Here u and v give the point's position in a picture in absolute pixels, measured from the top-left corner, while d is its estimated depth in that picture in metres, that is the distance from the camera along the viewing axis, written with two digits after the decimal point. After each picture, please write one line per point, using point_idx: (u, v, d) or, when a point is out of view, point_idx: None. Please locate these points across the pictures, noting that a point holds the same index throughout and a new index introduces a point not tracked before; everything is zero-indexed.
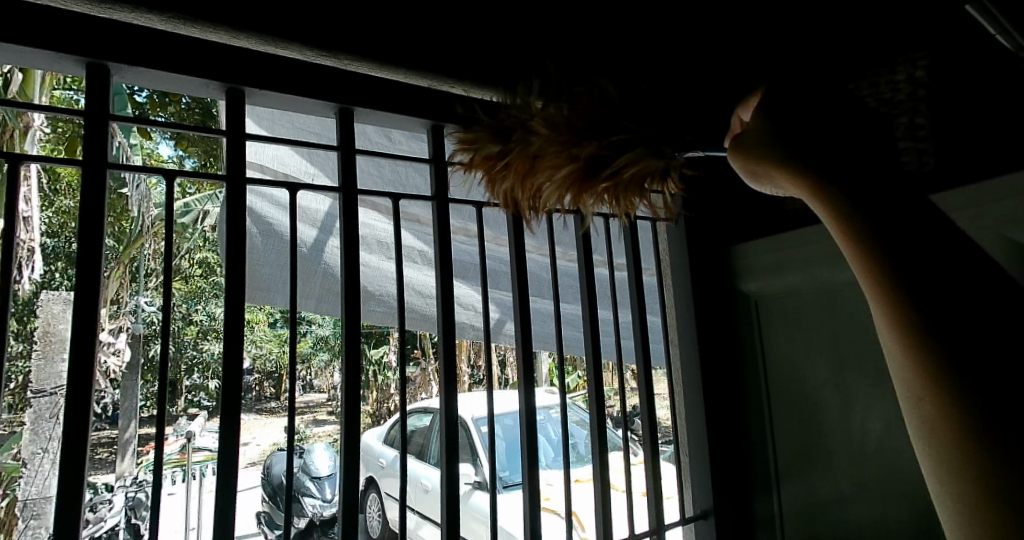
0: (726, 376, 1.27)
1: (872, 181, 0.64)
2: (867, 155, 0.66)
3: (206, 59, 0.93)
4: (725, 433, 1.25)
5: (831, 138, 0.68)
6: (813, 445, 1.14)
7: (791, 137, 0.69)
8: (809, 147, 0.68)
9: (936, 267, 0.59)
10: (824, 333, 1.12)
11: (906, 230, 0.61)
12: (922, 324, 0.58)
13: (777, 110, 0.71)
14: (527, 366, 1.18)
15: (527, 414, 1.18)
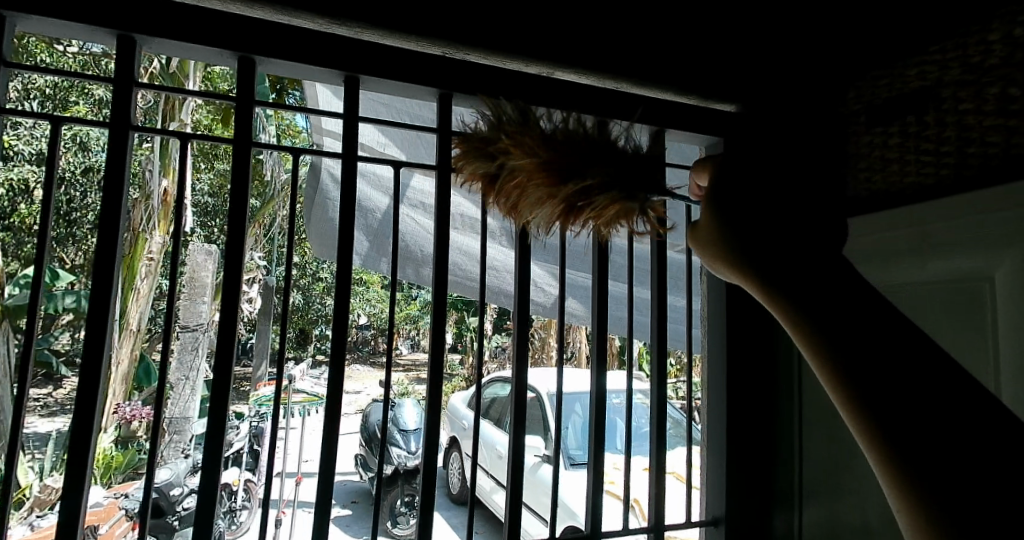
0: (756, 378, 1.24)
1: (818, 282, 0.68)
2: (812, 255, 0.70)
3: (314, 47, 1.01)
4: (748, 439, 1.23)
5: (785, 243, 0.72)
6: (840, 461, 1.10)
7: (746, 239, 0.74)
8: (751, 236, 0.74)
9: (886, 366, 0.63)
10: None
11: (852, 329, 0.65)
12: (874, 421, 0.63)
13: (729, 207, 0.77)
14: (600, 351, 1.15)
15: (598, 396, 1.15)
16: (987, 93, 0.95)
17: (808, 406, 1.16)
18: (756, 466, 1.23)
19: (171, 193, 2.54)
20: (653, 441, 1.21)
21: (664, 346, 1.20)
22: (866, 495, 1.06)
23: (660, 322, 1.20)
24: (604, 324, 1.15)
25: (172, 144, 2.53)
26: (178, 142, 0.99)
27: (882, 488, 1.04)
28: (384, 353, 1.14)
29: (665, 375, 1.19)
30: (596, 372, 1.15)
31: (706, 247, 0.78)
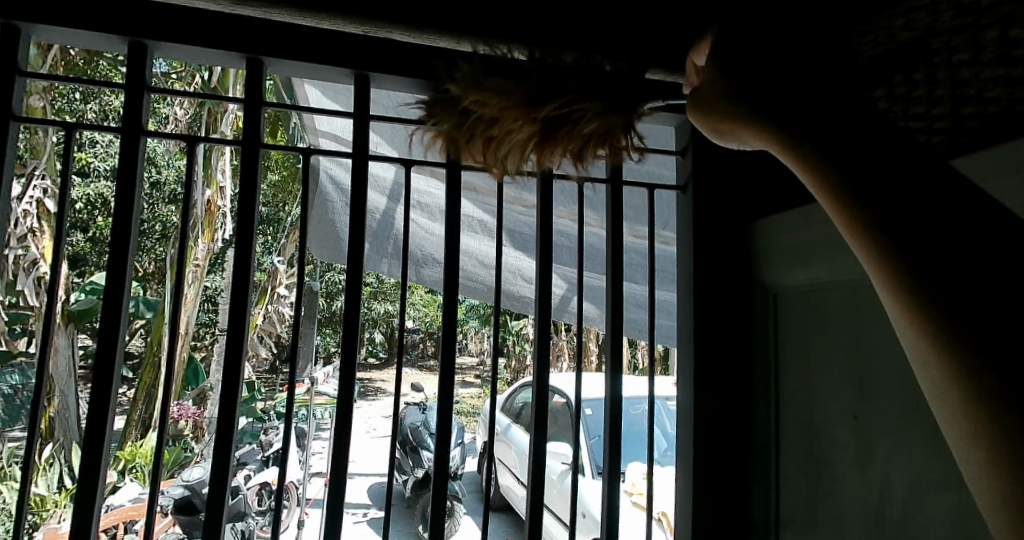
0: (731, 386, 1.11)
1: (849, 137, 0.55)
2: (844, 111, 0.57)
3: (213, 31, 0.95)
4: (719, 452, 1.10)
5: (801, 93, 0.59)
6: (822, 485, 0.97)
7: (764, 105, 0.60)
8: (762, 85, 0.61)
9: (931, 227, 0.50)
10: (846, 347, 0.94)
11: (885, 182, 0.52)
12: (927, 299, 0.49)
13: (736, 72, 0.63)
14: (542, 346, 1.08)
15: (541, 397, 1.08)
16: (987, 39, 0.72)
17: (787, 416, 1.04)
18: (729, 484, 1.11)
19: (216, 204, 2.68)
20: (606, 448, 1.14)
21: (619, 343, 1.12)
22: (842, 520, 0.94)
23: (613, 315, 1.13)
24: (546, 314, 1.07)
25: (216, 152, 2.66)
26: (64, 132, 0.97)
27: (862, 517, 0.91)
28: (290, 347, 1.15)
29: (619, 371, 1.12)
30: (537, 373, 1.07)
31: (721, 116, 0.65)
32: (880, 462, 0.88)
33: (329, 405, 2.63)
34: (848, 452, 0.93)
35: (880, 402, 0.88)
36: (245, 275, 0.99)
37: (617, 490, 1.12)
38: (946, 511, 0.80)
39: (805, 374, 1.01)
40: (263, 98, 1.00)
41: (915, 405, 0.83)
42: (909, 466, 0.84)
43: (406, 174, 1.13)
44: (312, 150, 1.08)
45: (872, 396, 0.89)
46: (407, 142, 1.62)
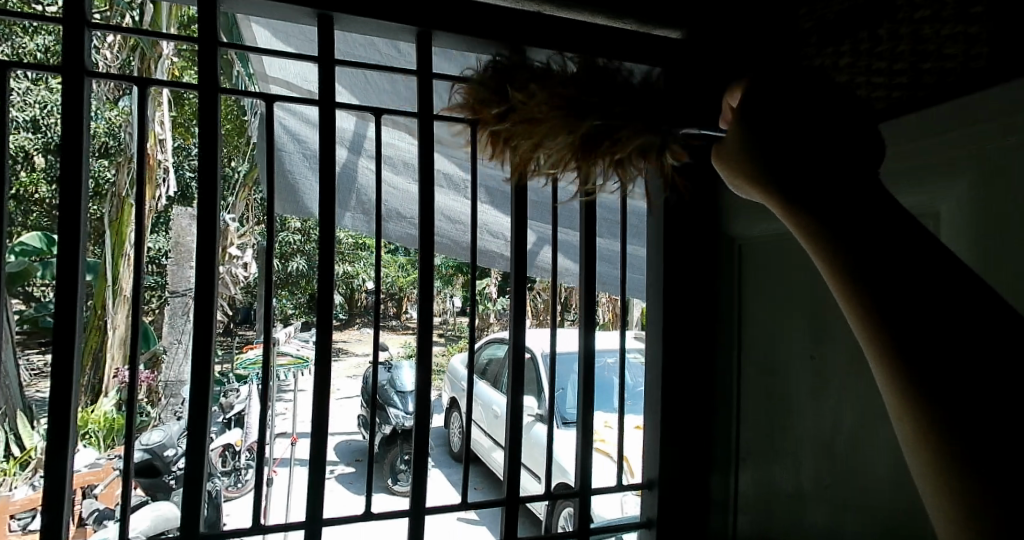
0: (694, 330, 1.14)
1: (837, 189, 0.61)
2: (834, 162, 0.63)
3: None
4: (685, 399, 1.14)
5: (803, 141, 0.64)
6: (778, 423, 1.01)
7: (768, 153, 0.65)
8: (766, 134, 0.66)
9: (896, 271, 0.57)
10: (805, 290, 0.97)
11: (863, 231, 0.59)
12: (893, 347, 0.56)
13: (753, 115, 0.67)
14: (520, 292, 1.13)
15: (517, 343, 1.12)
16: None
17: (746, 361, 1.07)
18: (693, 429, 1.14)
19: (156, 157, 2.56)
20: (580, 395, 1.17)
21: (591, 294, 1.16)
22: (796, 454, 0.98)
23: (587, 263, 1.17)
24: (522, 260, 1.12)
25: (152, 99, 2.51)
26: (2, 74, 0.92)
27: (814, 450, 0.95)
28: (262, 300, 1.13)
29: (594, 318, 1.15)
30: (514, 326, 1.12)
31: (729, 157, 0.69)
32: (832, 394, 0.92)
33: (292, 367, 2.57)
34: (802, 390, 0.97)
35: (836, 340, 0.91)
36: (209, 227, 0.96)
37: (588, 433, 1.15)
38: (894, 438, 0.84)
39: (761, 318, 1.04)
40: (217, 38, 0.97)
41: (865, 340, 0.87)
42: (860, 399, 0.88)
43: (375, 124, 1.11)
44: (273, 97, 1.04)
45: (828, 331, 0.93)
46: (368, 89, 1.57)
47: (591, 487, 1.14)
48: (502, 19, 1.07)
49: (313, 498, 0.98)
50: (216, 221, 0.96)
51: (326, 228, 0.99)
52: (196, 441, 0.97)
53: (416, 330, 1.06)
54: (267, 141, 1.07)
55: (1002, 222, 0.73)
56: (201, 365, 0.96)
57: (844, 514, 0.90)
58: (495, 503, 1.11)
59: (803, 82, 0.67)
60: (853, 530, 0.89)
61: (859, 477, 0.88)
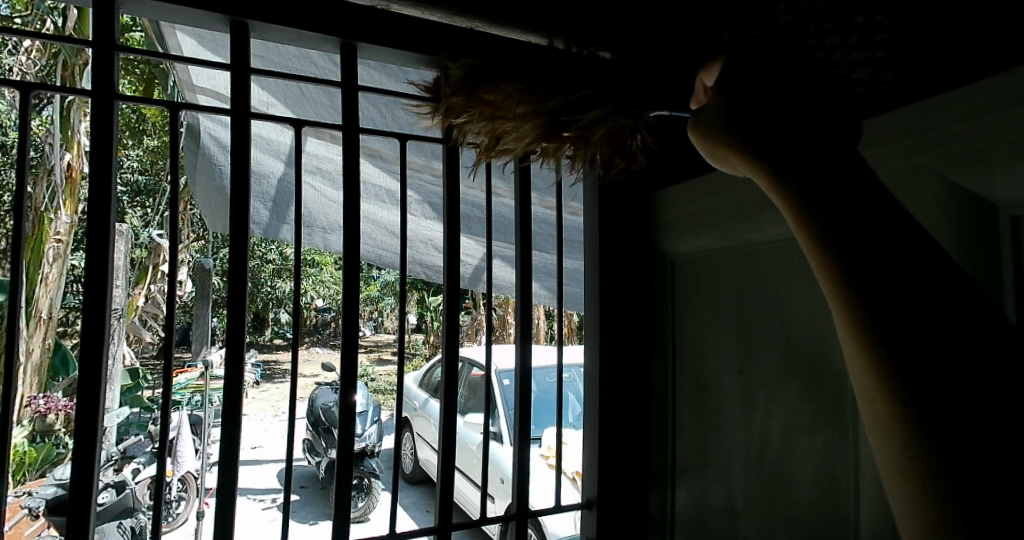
0: (631, 347, 1.14)
1: (831, 180, 0.58)
2: (836, 169, 0.58)
3: None
4: (620, 411, 1.14)
5: (792, 128, 0.61)
6: (708, 436, 1.02)
7: (759, 142, 0.61)
8: (754, 114, 0.62)
9: (892, 278, 0.54)
10: (735, 306, 0.98)
11: (851, 220, 0.56)
12: (878, 337, 0.54)
13: (741, 97, 0.63)
14: (453, 308, 1.09)
15: (449, 361, 1.08)
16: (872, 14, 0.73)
17: (680, 375, 1.07)
18: (629, 442, 1.14)
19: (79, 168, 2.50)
20: (516, 412, 1.13)
21: (526, 309, 1.13)
22: (727, 468, 0.99)
23: (524, 277, 1.14)
24: (453, 277, 1.09)
25: (78, 107, 2.46)
26: None
27: (744, 464, 0.96)
28: (166, 320, 1.07)
29: (529, 333, 1.13)
30: (446, 346, 1.08)
31: (708, 134, 0.65)
32: (760, 406, 0.94)
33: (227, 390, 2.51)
34: (733, 407, 0.98)
35: (762, 355, 0.93)
36: (100, 245, 0.90)
37: (526, 452, 1.12)
38: (816, 451, 0.86)
39: (694, 336, 1.05)
40: (117, 43, 0.92)
41: (793, 353, 0.89)
42: (784, 412, 0.90)
43: (297, 136, 1.06)
44: (179, 105, 0.98)
45: (755, 349, 0.94)
46: (301, 101, 1.51)
47: (528, 510, 1.11)
48: (435, 30, 1.03)
49: (220, 531, 0.96)
50: (107, 240, 0.91)
51: (238, 252, 0.96)
52: (82, 481, 0.91)
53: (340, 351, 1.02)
54: (172, 153, 1.01)
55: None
56: (90, 392, 0.91)
57: (772, 527, 0.92)
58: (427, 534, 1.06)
59: (781, 57, 0.63)
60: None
61: (785, 489, 0.90)
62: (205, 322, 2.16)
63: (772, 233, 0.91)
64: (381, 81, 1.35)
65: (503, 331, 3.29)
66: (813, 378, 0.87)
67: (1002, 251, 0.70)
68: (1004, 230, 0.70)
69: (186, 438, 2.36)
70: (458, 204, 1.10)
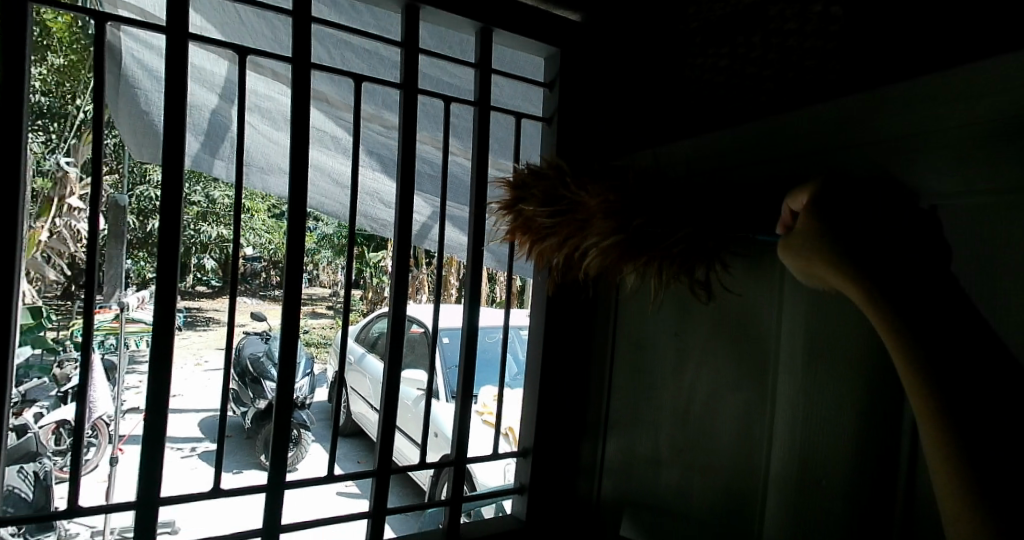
0: (573, 307, 1.18)
1: (915, 284, 0.58)
2: (918, 272, 0.58)
3: None
4: (561, 366, 1.19)
5: (878, 234, 0.61)
6: (641, 395, 1.06)
7: (832, 223, 0.63)
8: (843, 226, 0.63)
9: (964, 371, 0.54)
10: (675, 272, 1.01)
11: (929, 315, 0.56)
12: (950, 428, 0.53)
13: (828, 212, 0.65)
14: (401, 262, 1.08)
15: (396, 316, 1.08)
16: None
17: (619, 336, 1.11)
18: (565, 396, 1.20)
19: None
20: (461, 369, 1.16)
21: (477, 272, 1.14)
22: (655, 422, 1.03)
23: (476, 237, 1.15)
24: (405, 230, 1.07)
25: None
26: None
27: (672, 420, 1.01)
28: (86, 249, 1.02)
29: (479, 292, 1.15)
30: (394, 300, 1.07)
31: (797, 249, 0.65)
32: (690, 367, 0.98)
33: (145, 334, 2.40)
34: (665, 366, 1.02)
35: (698, 322, 0.97)
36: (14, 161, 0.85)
37: (469, 406, 1.14)
38: (738, 411, 0.91)
39: (636, 300, 1.08)
40: None
41: (725, 320, 0.94)
42: (712, 373, 0.95)
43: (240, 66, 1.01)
44: (111, 21, 0.92)
45: (690, 315, 0.98)
46: (243, 31, 1.43)
47: (465, 461, 1.13)
48: None
49: (147, 467, 0.91)
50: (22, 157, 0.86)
51: (173, 182, 0.92)
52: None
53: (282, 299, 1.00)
54: (98, 70, 0.94)
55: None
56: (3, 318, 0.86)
57: (689, 479, 0.97)
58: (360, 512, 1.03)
59: None
60: (695, 492, 0.96)
61: (706, 443, 0.96)
62: (119, 264, 2.00)
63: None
64: (333, 19, 1.30)
65: (445, 292, 3.26)
66: (741, 340, 0.91)
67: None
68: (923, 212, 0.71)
69: (98, 383, 2.26)
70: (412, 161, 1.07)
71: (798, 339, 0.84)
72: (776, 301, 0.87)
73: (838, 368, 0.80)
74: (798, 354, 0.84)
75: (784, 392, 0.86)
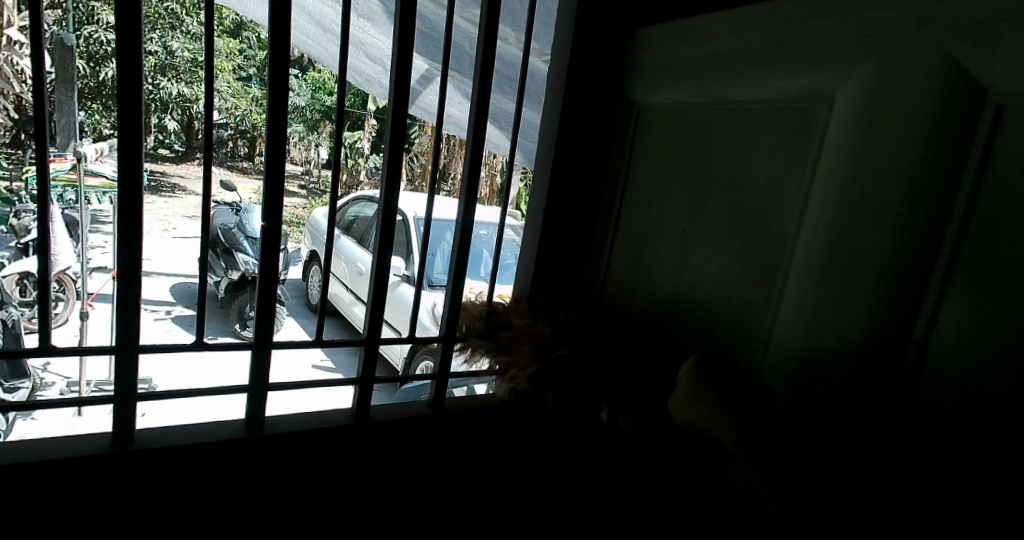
0: (577, 193, 1.13)
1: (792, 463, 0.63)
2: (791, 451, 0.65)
3: None
4: (558, 256, 1.16)
5: (755, 408, 0.66)
6: (639, 289, 1.05)
7: (720, 392, 0.67)
8: (730, 394, 0.67)
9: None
10: (694, 164, 0.97)
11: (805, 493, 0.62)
12: None
13: (710, 378, 0.69)
14: (399, 131, 1.01)
15: (388, 191, 1.01)
16: None
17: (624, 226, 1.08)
18: (560, 285, 1.17)
19: None
20: (455, 252, 1.13)
21: (477, 154, 1.09)
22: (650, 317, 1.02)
23: (481, 111, 1.08)
24: (403, 93, 0.99)
25: None
26: None
27: (670, 317, 0.99)
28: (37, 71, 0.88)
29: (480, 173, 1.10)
30: (386, 185, 1.00)
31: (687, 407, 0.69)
32: (696, 265, 0.96)
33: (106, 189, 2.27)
34: (668, 264, 1.00)
35: (711, 218, 0.94)
36: None
37: (460, 288, 1.12)
38: (739, 309, 0.90)
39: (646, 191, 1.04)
40: None
41: (740, 215, 0.91)
42: (718, 270, 0.93)
43: None
44: None
45: (703, 210, 0.95)
46: None
47: (453, 342, 1.12)
48: None
49: (124, 322, 0.83)
50: None
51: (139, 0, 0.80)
52: None
53: (264, 166, 0.90)
54: None
55: (892, 125, 0.73)
56: None
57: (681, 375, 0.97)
58: (348, 381, 1.01)
59: None
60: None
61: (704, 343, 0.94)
62: (70, 111, 1.83)
63: (757, 92, 0.88)
64: None
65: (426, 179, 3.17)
66: (755, 240, 0.88)
67: (976, 134, 0.70)
68: (986, 114, 0.69)
69: (60, 238, 2.16)
70: (414, 21, 0.98)
71: (820, 247, 0.79)
72: (802, 201, 0.83)
73: (862, 275, 0.75)
74: (814, 260, 0.79)
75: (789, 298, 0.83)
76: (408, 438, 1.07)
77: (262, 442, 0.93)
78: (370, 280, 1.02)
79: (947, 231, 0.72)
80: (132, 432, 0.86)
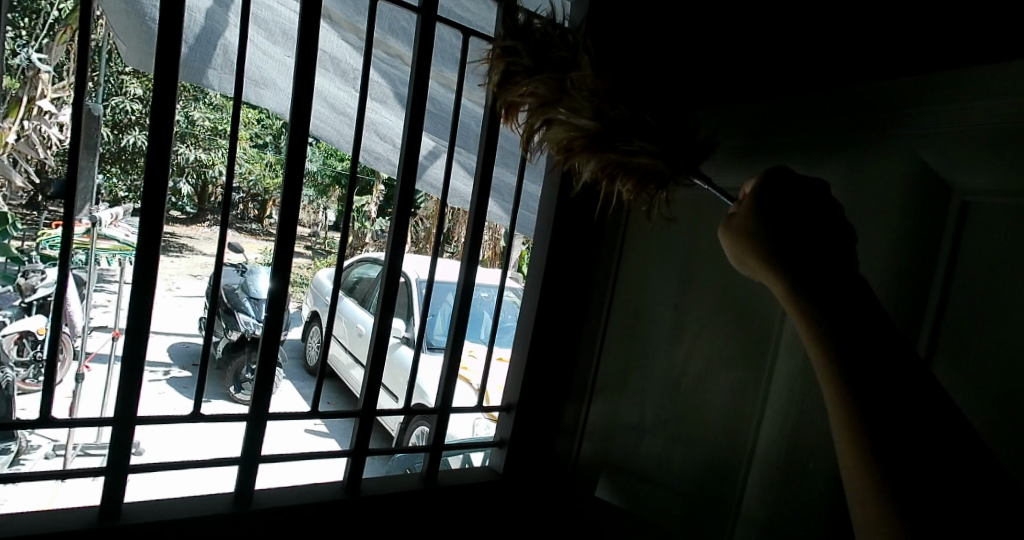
0: (571, 265, 1.17)
1: (861, 329, 0.57)
2: (872, 327, 0.57)
3: None
4: (555, 327, 1.18)
5: (811, 239, 0.62)
6: (632, 361, 1.05)
7: (779, 235, 0.63)
8: (791, 236, 0.62)
9: (896, 408, 0.54)
10: (682, 241, 0.99)
11: (869, 361, 0.56)
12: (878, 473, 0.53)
13: (768, 209, 0.65)
14: (405, 210, 1.03)
15: (393, 264, 1.03)
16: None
17: (616, 302, 1.09)
18: (556, 354, 1.18)
19: None
20: (453, 325, 1.14)
21: (478, 227, 1.12)
22: (644, 390, 1.03)
23: (483, 189, 1.12)
24: (411, 177, 1.03)
25: None
26: None
27: (662, 393, 1.00)
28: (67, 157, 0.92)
29: (481, 247, 1.13)
30: (391, 248, 1.03)
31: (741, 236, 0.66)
32: (688, 338, 0.97)
33: (117, 251, 2.32)
34: (659, 339, 1.01)
35: (699, 295, 0.96)
36: None
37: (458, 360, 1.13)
38: (731, 384, 0.90)
39: (634, 269, 1.07)
40: None
41: (729, 295, 0.92)
42: (709, 346, 0.94)
43: None
44: None
45: (693, 285, 0.97)
46: None
47: (452, 411, 1.12)
48: None
49: (125, 392, 0.84)
50: None
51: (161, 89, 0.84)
52: None
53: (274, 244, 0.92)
54: None
55: (867, 217, 0.75)
56: None
57: (673, 448, 0.96)
58: (339, 454, 1.00)
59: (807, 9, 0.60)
60: (677, 462, 0.96)
61: (695, 420, 0.95)
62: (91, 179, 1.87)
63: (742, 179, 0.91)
64: None
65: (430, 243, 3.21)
66: (744, 315, 0.90)
67: (943, 238, 0.69)
68: (952, 213, 0.68)
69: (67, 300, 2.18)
70: (422, 106, 1.03)
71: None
72: None
73: None
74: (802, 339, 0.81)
75: (780, 372, 0.84)
76: (399, 514, 1.05)
77: (248, 518, 0.92)
78: (372, 349, 1.04)
79: (921, 328, 0.71)
80: (119, 505, 0.85)
